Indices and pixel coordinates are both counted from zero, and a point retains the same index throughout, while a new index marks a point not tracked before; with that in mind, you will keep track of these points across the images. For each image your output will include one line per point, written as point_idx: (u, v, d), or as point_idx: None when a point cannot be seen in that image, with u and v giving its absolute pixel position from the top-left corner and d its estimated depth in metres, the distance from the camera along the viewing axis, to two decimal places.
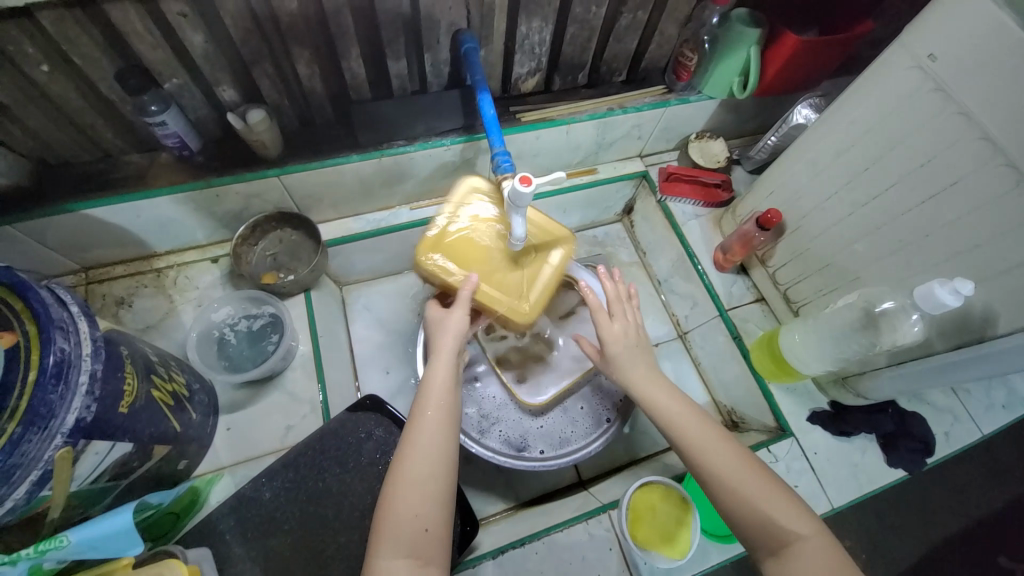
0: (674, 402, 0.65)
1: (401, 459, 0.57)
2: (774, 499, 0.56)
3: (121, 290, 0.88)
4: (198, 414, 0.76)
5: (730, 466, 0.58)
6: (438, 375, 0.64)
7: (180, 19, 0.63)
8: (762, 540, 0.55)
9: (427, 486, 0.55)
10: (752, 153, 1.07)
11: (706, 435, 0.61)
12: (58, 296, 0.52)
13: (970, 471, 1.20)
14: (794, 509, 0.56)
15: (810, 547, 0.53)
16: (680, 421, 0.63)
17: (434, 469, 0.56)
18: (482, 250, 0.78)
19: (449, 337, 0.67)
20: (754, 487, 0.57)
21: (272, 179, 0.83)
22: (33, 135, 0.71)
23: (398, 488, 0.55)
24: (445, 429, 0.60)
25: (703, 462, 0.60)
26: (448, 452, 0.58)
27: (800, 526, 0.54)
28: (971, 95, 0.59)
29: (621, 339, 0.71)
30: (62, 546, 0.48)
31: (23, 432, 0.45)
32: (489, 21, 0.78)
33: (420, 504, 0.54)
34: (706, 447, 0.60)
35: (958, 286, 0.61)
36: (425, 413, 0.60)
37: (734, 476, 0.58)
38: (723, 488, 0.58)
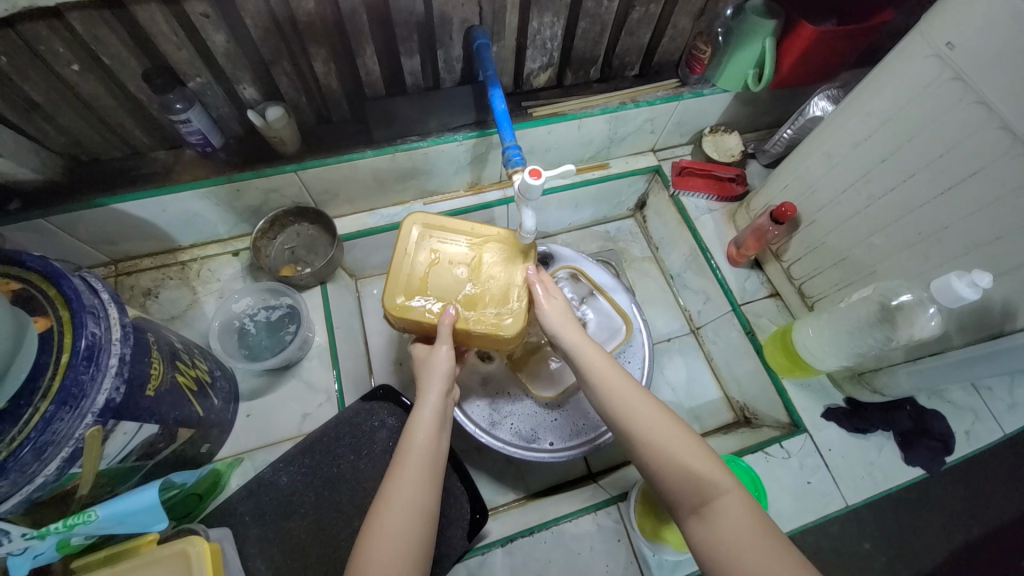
0: (604, 361, 0.64)
1: (375, 517, 0.56)
2: (689, 449, 0.56)
3: (147, 281, 0.92)
4: (219, 399, 0.79)
5: (657, 424, 0.58)
6: (423, 425, 0.63)
7: (203, 20, 0.66)
8: (688, 493, 0.54)
9: (399, 542, 0.54)
10: (768, 147, 1.05)
11: (632, 395, 0.61)
12: (89, 283, 0.55)
13: (993, 473, 1.17)
14: (711, 462, 0.56)
15: (730, 500, 0.53)
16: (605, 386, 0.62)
17: (411, 523, 0.56)
18: (454, 282, 0.69)
19: (437, 377, 0.66)
20: (677, 441, 0.57)
21: (290, 174, 0.85)
22: (66, 132, 0.75)
23: (371, 544, 0.54)
24: (423, 483, 0.58)
25: (629, 419, 0.59)
26: (427, 505, 0.58)
27: (723, 480, 0.54)
28: (989, 84, 0.57)
29: (562, 312, 0.68)
30: (89, 520, 0.50)
31: (55, 410, 0.47)
32: (500, 17, 0.79)
33: (388, 560, 0.53)
34: (631, 410, 0.59)
35: (975, 279, 0.60)
36: (400, 463, 0.60)
37: (653, 429, 0.58)
38: (647, 450, 0.57)
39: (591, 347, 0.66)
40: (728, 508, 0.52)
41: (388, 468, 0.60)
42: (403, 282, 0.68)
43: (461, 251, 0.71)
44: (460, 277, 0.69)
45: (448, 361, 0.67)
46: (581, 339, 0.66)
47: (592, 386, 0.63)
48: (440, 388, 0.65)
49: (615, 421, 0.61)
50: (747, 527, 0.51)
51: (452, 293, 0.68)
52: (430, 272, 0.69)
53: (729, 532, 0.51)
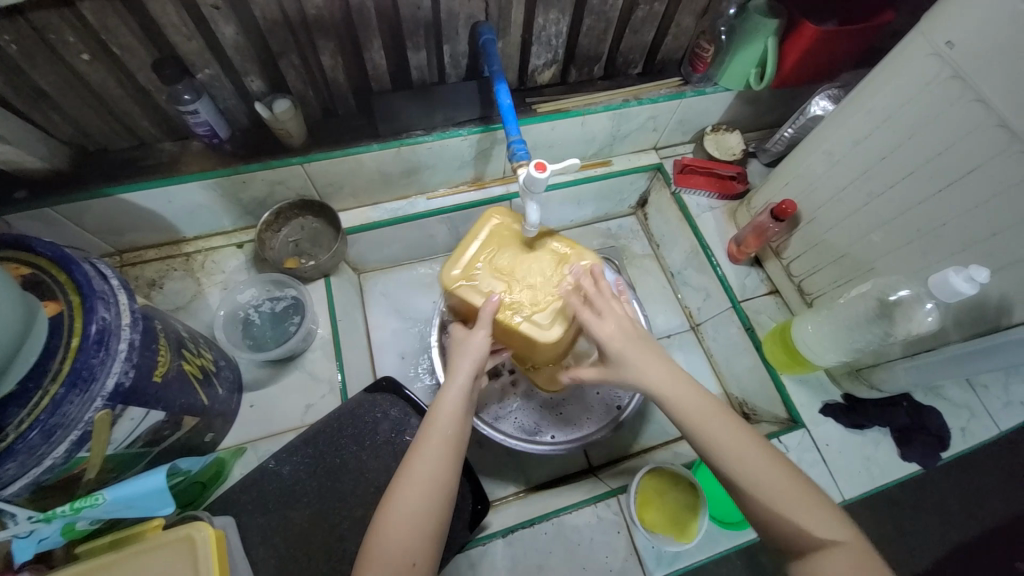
0: (694, 398, 0.58)
1: (394, 491, 0.56)
2: (804, 507, 0.51)
3: (153, 272, 0.93)
4: (224, 389, 0.80)
5: (761, 471, 0.53)
6: (446, 402, 0.63)
7: (213, 11, 0.66)
8: (788, 540, 0.51)
9: (419, 523, 0.54)
10: (769, 146, 1.06)
11: (733, 437, 0.55)
12: (99, 270, 0.56)
13: (988, 472, 1.18)
14: (827, 516, 0.50)
15: (845, 555, 0.48)
16: (704, 422, 0.56)
17: (431, 503, 0.56)
18: (512, 274, 0.73)
19: (468, 360, 0.66)
20: (789, 496, 0.51)
21: (295, 166, 0.86)
22: (74, 122, 0.76)
23: (387, 525, 0.54)
24: (443, 462, 0.58)
25: (735, 463, 0.54)
26: (446, 485, 0.57)
27: (840, 535, 0.49)
28: (987, 83, 0.59)
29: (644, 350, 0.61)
30: (97, 504, 0.51)
31: (65, 393, 0.48)
32: (507, 12, 0.80)
33: (407, 538, 0.53)
34: (735, 456, 0.54)
35: (973, 274, 0.61)
36: (429, 440, 0.59)
37: (772, 481, 0.52)
38: (759, 498, 0.52)
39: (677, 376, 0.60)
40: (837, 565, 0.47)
41: (411, 443, 0.61)
42: (462, 258, 0.74)
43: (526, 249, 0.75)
44: (517, 273, 0.73)
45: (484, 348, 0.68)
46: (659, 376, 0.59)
47: (681, 419, 0.58)
48: (470, 372, 0.66)
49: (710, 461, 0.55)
50: None
51: (504, 286, 0.73)
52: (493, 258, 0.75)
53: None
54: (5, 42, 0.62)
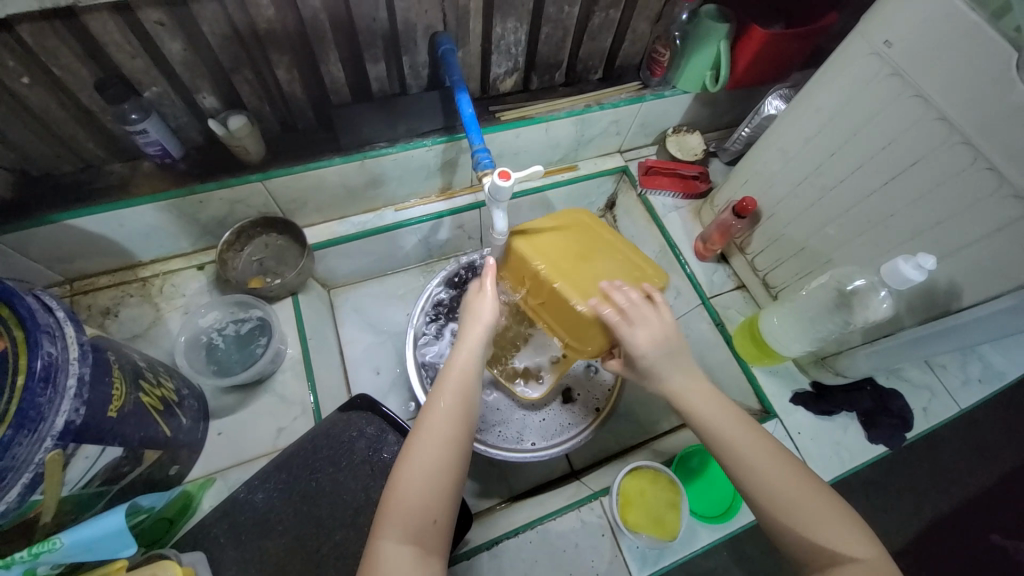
0: (723, 413, 0.59)
1: (412, 449, 0.56)
2: (825, 521, 0.51)
3: (106, 300, 0.88)
4: (188, 418, 0.76)
5: (784, 481, 0.54)
6: (459, 361, 0.63)
7: (158, 27, 0.64)
8: (809, 552, 0.51)
9: (439, 481, 0.54)
10: (728, 145, 1.10)
11: (758, 448, 0.56)
12: (44, 302, 0.52)
13: (951, 449, 1.24)
14: (848, 531, 0.51)
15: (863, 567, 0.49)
16: (734, 435, 0.57)
17: (450, 459, 0.55)
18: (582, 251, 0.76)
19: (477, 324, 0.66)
20: (812, 510, 0.52)
21: (255, 184, 0.84)
22: (12, 147, 0.72)
23: (408, 480, 0.53)
24: (462, 417, 0.58)
25: (760, 477, 0.54)
26: (462, 439, 0.57)
27: (862, 552, 0.50)
28: (925, 78, 0.62)
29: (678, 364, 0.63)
30: (55, 548, 0.48)
31: (13, 435, 0.45)
32: (464, 22, 0.80)
33: (429, 493, 0.53)
34: (760, 463, 0.55)
35: (920, 261, 0.64)
36: (444, 399, 0.59)
37: (798, 495, 0.53)
38: (783, 508, 0.53)
39: (704, 386, 0.62)
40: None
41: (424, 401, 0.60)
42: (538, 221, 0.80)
43: (603, 243, 0.79)
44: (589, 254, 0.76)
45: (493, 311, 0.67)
46: (685, 384, 0.62)
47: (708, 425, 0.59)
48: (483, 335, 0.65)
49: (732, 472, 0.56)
50: None
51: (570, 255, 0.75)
52: (568, 234, 0.79)
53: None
54: None
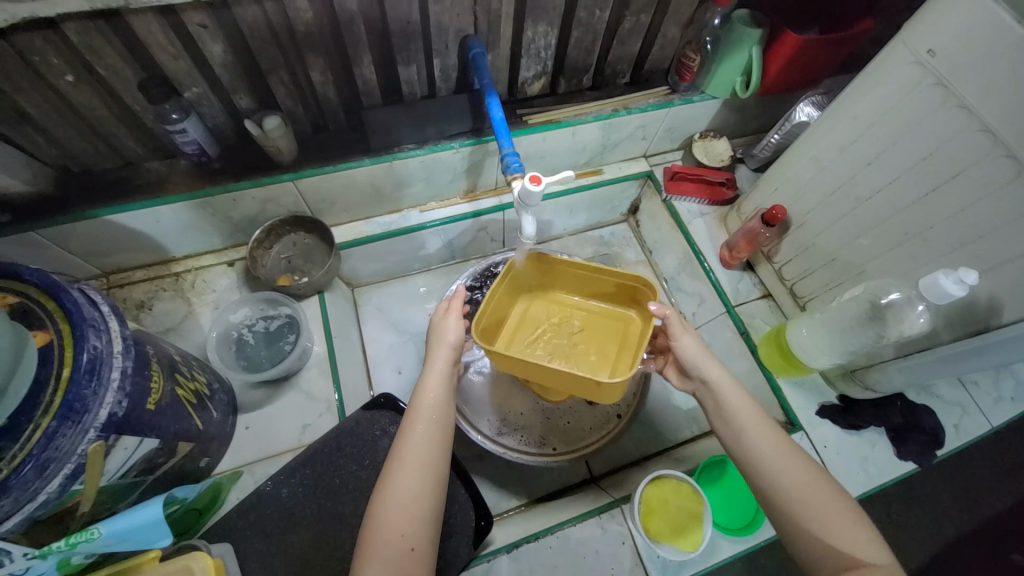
0: (749, 407, 0.62)
1: (389, 477, 0.57)
2: (835, 523, 0.53)
3: (140, 293, 0.91)
4: (218, 412, 0.78)
5: (798, 483, 0.56)
6: (429, 389, 0.63)
7: (200, 30, 0.66)
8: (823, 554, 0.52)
9: (416, 506, 0.55)
10: (756, 151, 1.08)
11: (776, 448, 0.58)
12: (89, 296, 0.54)
13: (979, 467, 1.20)
14: (860, 534, 0.52)
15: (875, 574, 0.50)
16: (750, 430, 0.60)
17: (424, 489, 0.56)
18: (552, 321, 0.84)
19: (443, 348, 0.67)
20: (824, 512, 0.54)
21: (287, 183, 0.85)
22: (56, 143, 0.74)
23: (384, 512, 0.55)
24: (434, 444, 0.59)
25: (775, 477, 0.57)
26: (435, 466, 0.58)
27: (868, 555, 0.51)
28: (969, 89, 0.60)
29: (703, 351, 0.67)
30: (93, 538, 0.48)
31: (57, 426, 0.46)
32: (496, 26, 0.80)
33: (405, 523, 0.54)
34: (773, 466, 0.57)
35: (962, 276, 0.63)
36: (418, 427, 0.60)
37: (805, 495, 0.55)
38: (789, 504, 0.55)
39: (729, 382, 0.64)
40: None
41: (398, 432, 0.61)
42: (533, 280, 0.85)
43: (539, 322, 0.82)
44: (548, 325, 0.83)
45: (457, 333, 0.68)
46: (721, 375, 0.65)
47: (731, 418, 0.62)
48: (446, 358, 0.66)
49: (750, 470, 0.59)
50: None
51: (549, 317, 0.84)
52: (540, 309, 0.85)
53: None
54: None
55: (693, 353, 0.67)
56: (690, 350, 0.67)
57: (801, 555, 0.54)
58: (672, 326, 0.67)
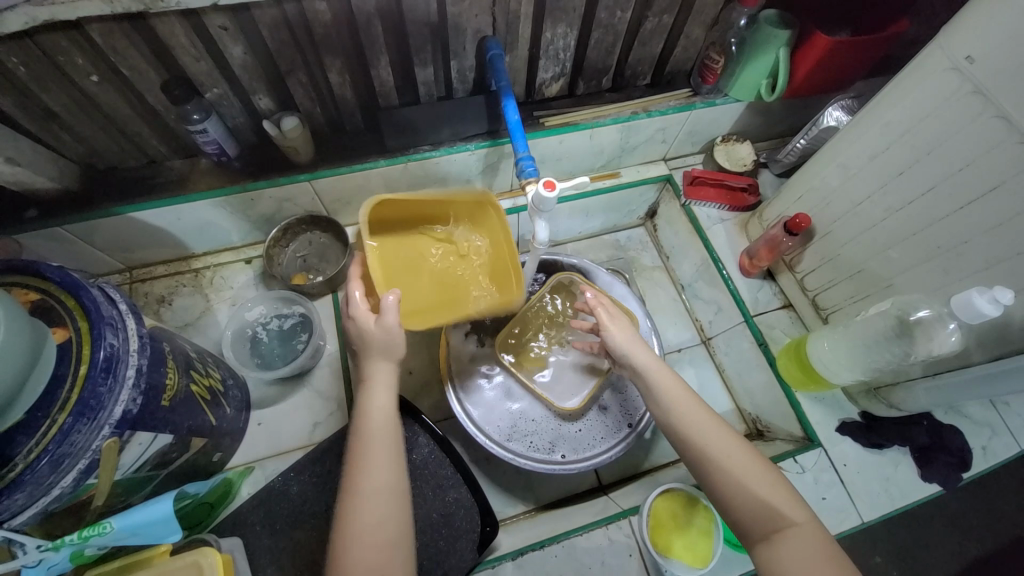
0: (673, 382, 0.65)
1: (346, 512, 0.56)
2: (765, 485, 0.55)
3: (162, 288, 0.93)
4: (232, 408, 0.79)
5: (725, 455, 0.57)
6: (377, 414, 0.62)
7: (221, 32, 0.66)
8: (756, 522, 0.54)
9: (384, 532, 0.55)
10: (781, 156, 1.05)
11: (702, 419, 0.61)
12: (108, 294, 0.55)
13: (1008, 488, 1.15)
14: (786, 498, 0.55)
15: (803, 536, 0.52)
16: (678, 400, 0.63)
17: (387, 515, 0.56)
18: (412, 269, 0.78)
19: (383, 360, 0.65)
20: (756, 477, 0.56)
21: (303, 183, 0.86)
22: (82, 141, 0.76)
23: (349, 544, 0.54)
24: (390, 470, 0.59)
25: (704, 442, 0.59)
26: (395, 489, 0.58)
27: (796, 515, 0.53)
28: (1010, 98, 0.57)
29: (629, 335, 0.70)
30: (106, 531, 0.50)
31: (73, 422, 0.47)
32: (514, 28, 0.79)
33: (372, 552, 0.53)
34: (702, 438, 0.59)
35: (997, 295, 0.59)
36: (369, 455, 0.59)
37: (733, 466, 0.57)
38: (716, 472, 0.57)
39: (656, 361, 0.67)
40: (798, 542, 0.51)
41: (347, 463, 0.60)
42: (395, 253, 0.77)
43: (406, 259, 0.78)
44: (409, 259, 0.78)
45: (401, 346, 0.66)
46: (648, 359, 0.67)
47: (660, 398, 0.64)
48: (391, 371, 0.66)
49: (680, 443, 0.61)
50: (822, 561, 0.50)
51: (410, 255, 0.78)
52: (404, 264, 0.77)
53: (797, 564, 0.50)
54: (16, 64, 0.62)
55: (624, 341, 0.69)
56: (622, 338, 0.69)
57: (735, 524, 0.56)
58: (601, 318, 0.71)
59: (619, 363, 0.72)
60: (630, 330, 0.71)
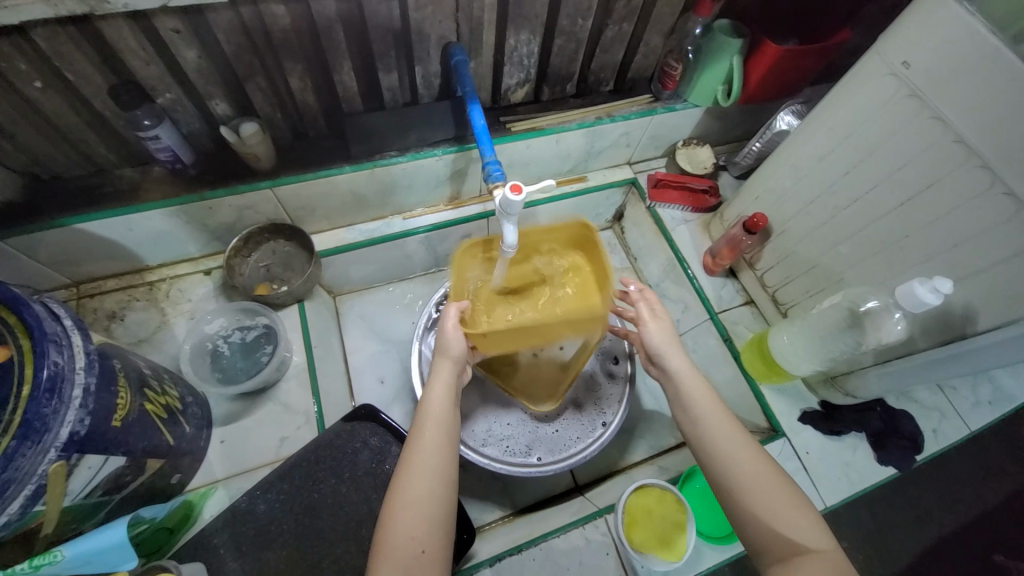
0: (708, 391, 0.64)
1: (399, 484, 0.55)
2: (787, 511, 0.54)
3: (112, 303, 0.88)
4: (192, 426, 0.76)
5: (753, 471, 0.56)
6: (436, 397, 0.62)
7: (174, 35, 0.64)
8: (774, 543, 0.53)
9: (429, 511, 0.54)
10: (738, 159, 1.09)
11: (731, 430, 0.60)
12: (52, 310, 0.52)
13: (959, 469, 1.22)
14: (810, 522, 0.53)
15: (825, 560, 0.51)
16: (713, 417, 0.61)
17: (438, 495, 0.55)
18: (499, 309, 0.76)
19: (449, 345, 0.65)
20: (780, 499, 0.54)
21: (265, 190, 0.83)
22: (23, 150, 0.71)
23: (398, 513, 0.53)
24: (444, 450, 0.58)
25: (732, 467, 0.57)
26: (448, 473, 0.57)
27: (815, 541, 0.52)
28: (943, 101, 0.61)
29: (669, 336, 0.69)
30: (56, 561, 0.46)
31: (17, 446, 0.44)
32: (478, 34, 0.80)
33: (417, 528, 0.53)
34: (733, 453, 0.58)
35: (937, 285, 0.63)
36: (424, 434, 0.59)
37: (755, 482, 0.56)
38: (742, 482, 0.56)
39: (692, 373, 0.65)
40: (816, 568, 0.50)
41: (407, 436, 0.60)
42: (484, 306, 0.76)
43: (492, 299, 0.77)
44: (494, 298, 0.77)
45: (460, 345, 0.67)
46: (683, 365, 0.66)
47: (692, 409, 0.63)
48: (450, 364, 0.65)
49: (708, 455, 0.59)
50: None
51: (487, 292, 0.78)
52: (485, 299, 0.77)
53: None
54: None
55: (659, 339, 0.68)
56: (658, 337, 0.69)
57: (752, 543, 0.55)
58: (642, 312, 0.71)
59: (651, 364, 0.71)
60: (669, 330, 0.69)
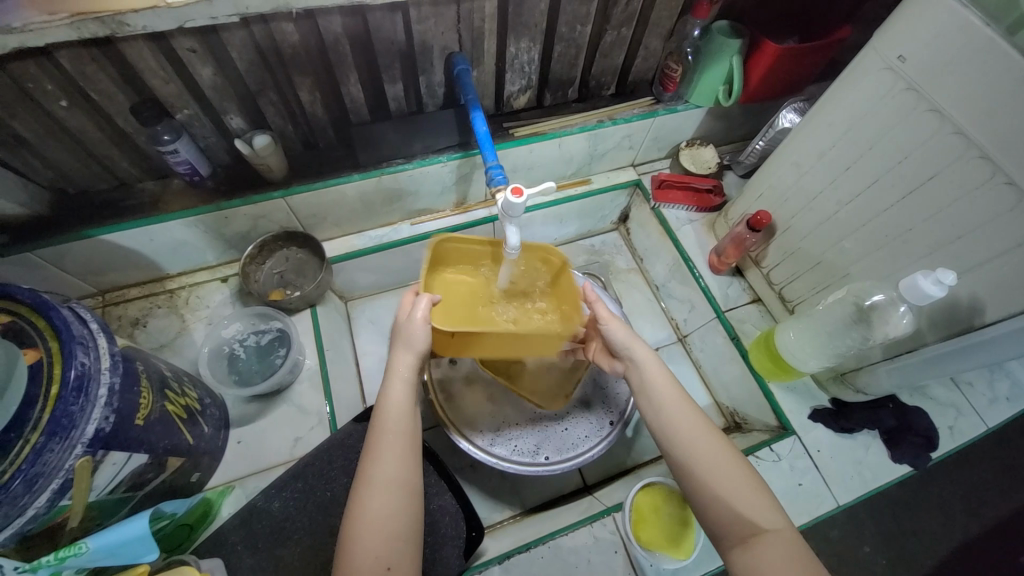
0: (671, 386, 0.65)
1: (358, 500, 0.57)
2: (744, 495, 0.56)
3: (135, 311, 0.92)
4: (210, 427, 0.79)
5: (710, 462, 0.58)
6: (390, 405, 0.63)
7: (190, 54, 0.68)
8: (734, 526, 0.55)
9: (388, 525, 0.56)
10: (742, 158, 1.09)
11: (693, 423, 0.61)
12: (79, 314, 0.55)
13: (982, 471, 1.19)
14: (767, 505, 0.55)
15: (779, 541, 0.52)
16: (676, 415, 0.62)
17: (399, 506, 0.57)
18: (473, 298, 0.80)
19: (408, 352, 0.66)
20: (738, 488, 0.56)
21: (278, 200, 0.87)
22: (51, 166, 0.76)
23: (358, 529, 0.55)
24: (402, 460, 0.59)
25: (692, 457, 0.59)
26: (407, 482, 0.58)
27: (768, 521, 0.54)
28: (939, 93, 0.61)
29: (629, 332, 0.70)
30: (81, 552, 0.49)
31: (46, 441, 0.47)
32: (479, 44, 0.82)
33: (378, 544, 0.54)
34: (695, 443, 0.59)
35: (940, 277, 0.63)
36: (380, 446, 0.60)
37: (710, 466, 0.58)
38: (698, 470, 0.58)
39: (656, 364, 0.67)
40: (770, 551, 0.52)
41: (364, 450, 0.61)
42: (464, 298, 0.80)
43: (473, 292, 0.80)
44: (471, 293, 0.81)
45: (426, 340, 0.67)
46: (646, 354, 0.68)
47: (656, 404, 0.64)
48: (410, 363, 0.66)
49: (672, 451, 0.61)
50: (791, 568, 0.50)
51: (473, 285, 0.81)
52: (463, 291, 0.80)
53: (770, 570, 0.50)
54: None
55: (622, 336, 0.70)
56: (620, 334, 0.70)
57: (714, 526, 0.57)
58: (598, 310, 0.71)
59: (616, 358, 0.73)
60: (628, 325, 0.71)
